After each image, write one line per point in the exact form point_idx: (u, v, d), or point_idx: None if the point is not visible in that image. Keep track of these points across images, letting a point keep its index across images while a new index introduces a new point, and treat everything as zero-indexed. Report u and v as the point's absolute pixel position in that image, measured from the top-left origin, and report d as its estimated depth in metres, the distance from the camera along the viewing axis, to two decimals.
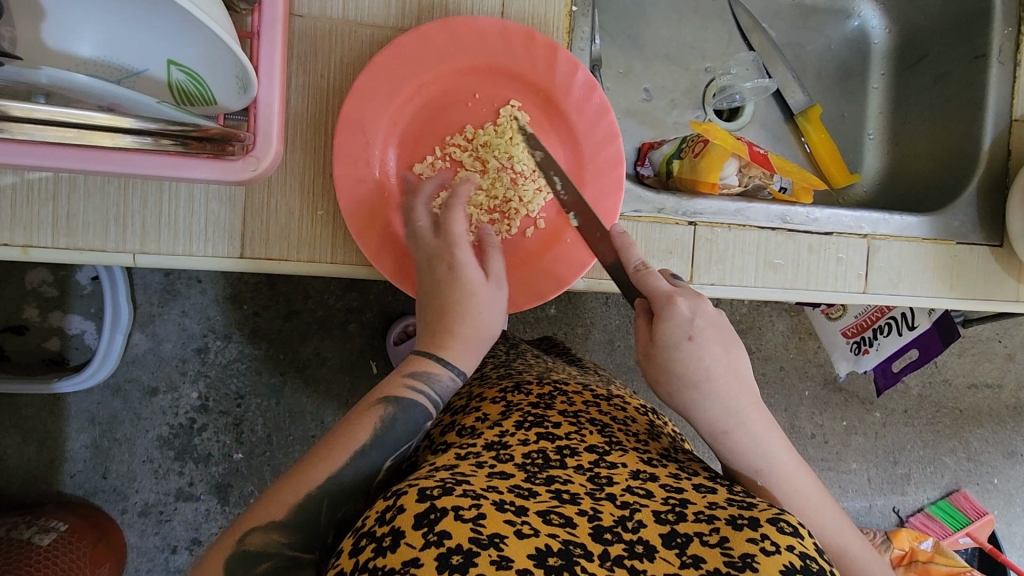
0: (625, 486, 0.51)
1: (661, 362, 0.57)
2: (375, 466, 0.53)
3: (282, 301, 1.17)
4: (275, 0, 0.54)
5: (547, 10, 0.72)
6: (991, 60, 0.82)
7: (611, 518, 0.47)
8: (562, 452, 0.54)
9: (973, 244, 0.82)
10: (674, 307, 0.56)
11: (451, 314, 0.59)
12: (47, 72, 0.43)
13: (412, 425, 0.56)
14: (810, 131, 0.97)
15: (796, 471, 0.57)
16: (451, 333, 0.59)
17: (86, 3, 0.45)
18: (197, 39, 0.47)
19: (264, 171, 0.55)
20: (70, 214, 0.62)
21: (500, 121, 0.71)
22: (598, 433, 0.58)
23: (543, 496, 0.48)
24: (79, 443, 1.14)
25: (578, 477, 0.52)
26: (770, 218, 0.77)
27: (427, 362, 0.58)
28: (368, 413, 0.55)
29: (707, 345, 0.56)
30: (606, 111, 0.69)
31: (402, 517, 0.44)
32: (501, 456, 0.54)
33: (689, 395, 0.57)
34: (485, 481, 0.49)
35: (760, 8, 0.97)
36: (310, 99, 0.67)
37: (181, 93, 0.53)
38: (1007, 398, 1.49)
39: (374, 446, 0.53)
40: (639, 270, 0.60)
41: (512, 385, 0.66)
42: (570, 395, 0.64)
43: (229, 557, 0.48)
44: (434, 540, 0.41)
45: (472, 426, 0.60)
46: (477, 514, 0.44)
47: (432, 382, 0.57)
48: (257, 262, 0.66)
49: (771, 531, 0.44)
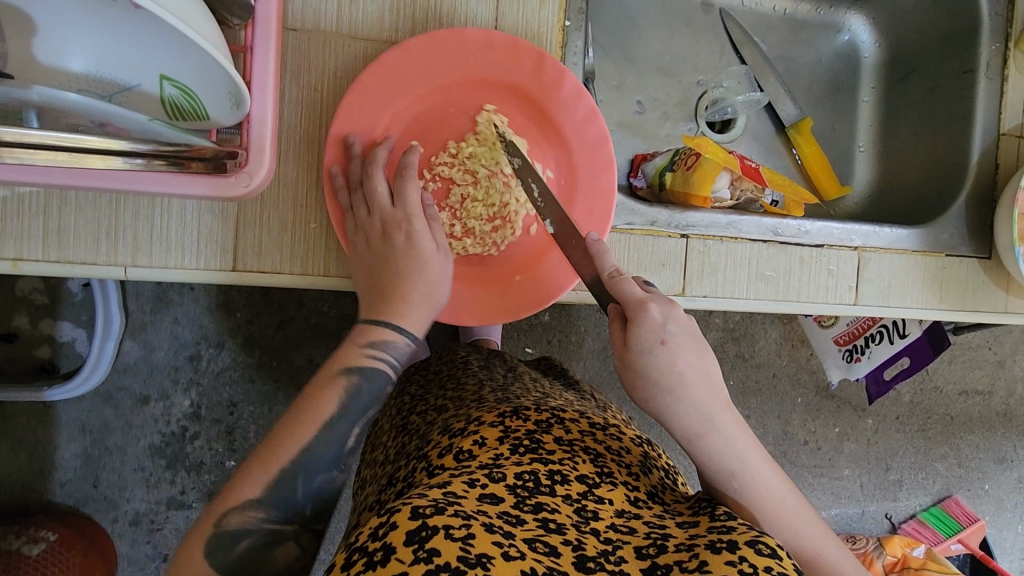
0: (609, 522, 0.53)
1: (636, 366, 0.56)
2: (345, 435, 0.55)
3: (275, 309, 1.17)
4: (270, 15, 0.54)
5: (540, 25, 0.73)
6: (979, 75, 0.84)
7: (594, 550, 0.49)
8: (554, 477, 0.55)
9: (962, 256, 0.83)
10: (645, 312, 0.56)
11: (399, 282, 0.62)
12: (38, 91, 0.42)
13: (376, 392, 0.57)
14: (802, 143, 0.97)
15: (770, 474, 0.57)
16: (402, 299, 0.61)
17: (79, 20, 0.46)
18: (190, 56, 0.47)
19: (257, 187, 0.55)
20: (62, 227, 0.61)
21: (478, 129, 0.70)
22: (591, 462, 0.59)
23: (530, 524, 0.49)
24: (69, 452, 1.13)
25: (566, 506, 0.53)
26: (762, 230, 0.78)
27: (380, 329, 0.60)
28: (330, 387, 0.56)
29: (679, 350, 0.56)
30: (594, 113, 0.70)
31: (394, 534, 0.44)
32: (493, 476, 0.54)
33: (663, 400, 0.56)
34: (476, 504, 0.49)
35: (751, 22, 0.98)
36: (303, 113, 0.67)
37: (175, 108, 0.53)
38: (997, 405, 1.50)
39: (339, 417, 0.55)
40: (613, 276, 0.59)
41: (510, 410, 0.64)
42: (567, 423, 0.64)
43: (207, 541, 0.49)
44: (423, 557, 0.42)
45: (470, 450, 0.59)
46: (467, 533, 0.44)
47: (390, 348, 0.59)
48: (250, 275, 0.66)
49: (750, 554, 0.46)
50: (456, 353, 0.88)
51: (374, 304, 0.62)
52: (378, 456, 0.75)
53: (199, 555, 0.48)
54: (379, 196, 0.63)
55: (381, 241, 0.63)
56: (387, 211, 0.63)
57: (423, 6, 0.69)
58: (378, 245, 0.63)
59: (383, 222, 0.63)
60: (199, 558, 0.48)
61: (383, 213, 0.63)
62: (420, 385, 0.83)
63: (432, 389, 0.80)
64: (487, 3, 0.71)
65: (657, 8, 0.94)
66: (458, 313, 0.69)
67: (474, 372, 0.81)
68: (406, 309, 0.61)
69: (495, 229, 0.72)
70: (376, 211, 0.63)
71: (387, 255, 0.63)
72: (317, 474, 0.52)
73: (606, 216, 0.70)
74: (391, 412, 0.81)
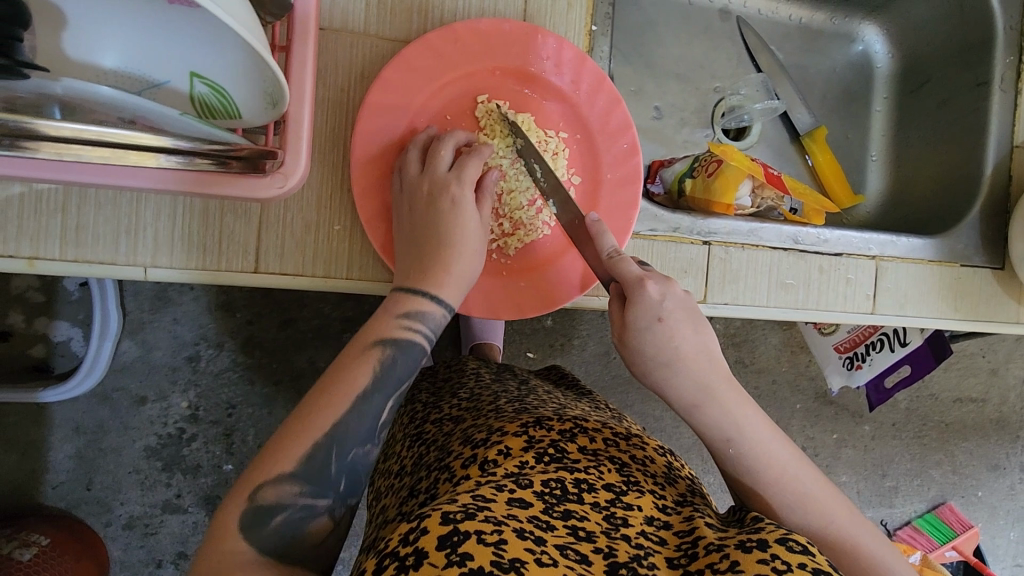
0: (639, 529, 0.52)
1: (634, 344, 0.57)
2: (378, 410, 0.53)
3: (278, 310, 1.15)
4: (307, 13, 0.54)
5: (567, 30, 0.72)
6: (993, 87, 0.84)
7: (626, 556, 0.48)
8: (581, 486, 0.54)
9: (976, 266, 0.84)
10: (644, 290, 0.56)
11: (443, 249, 0.60)
12: (64, 83, 0.41)
13: (409, 364, 0.56)
14: (816, 151, 0.98)
15: (769, 437, 0.56)
16: (445, 268, 0.60)
17: (108, 14, 0.44)
18: (225, 49, 0.46)
19: (291, 188, 0.54)
20: (80, 226, 0.60)
21: (482, 122, 0.69)
22: (616, 471, 0.58)
23: (560, 531, 0.48)
24: (63, 453, 1.11)
25: (595, 514, 0.51)
26: (781, 239, 0.78)
27: (418, 299, 0.58)
28: (367, 357, 0.54)
29: (677, 326, 0.56)
30: (618, 101, 0.69)
31: (425, 538, 0.43)
32: (520, 482, 0.52)
33: (661, 373, 0.57)
34: (506, 508, 0.48)
35: (767, 30, 0.98)
36: (329, 113, 0.66)
37: (204, 106, 0.52)
38: (990, 412, 1.51)
39: (374, 389, 0.53)
40: (611, 257, 0.59)
41: (531, 420, 0.63)
42: (591, 433, 0.63)
43: (243, 513, 0.47)
44: (456, 560, 0.41)
45: (494, 461, 0.57)
46: (499, 539, 0.44)
47: (425, 319, 0.58)
48: (271, 277, 0.65)
49: (782, 551, 0.45)
50: (466, 366, 0.88)
51: (413, 272, 0.60)
52: (393, 465, 0.74)
53: (234, 528, 0.47)
54: (441, 160, 0.64)
55: (425, 204, 0.62)
56: (439, 173, 0.63)
57: (452, 9, 0.69)
58: (423, 210, 0.62)
59: (432, 184, 0.62)
60: (234, 532, 0.46)
61: (435, 177, 0.63)
62: (431, 393, 0.82)
63: (444, 397, 0.79)
64: (515, 5, 0.70)
65: (673, 15, 0.94)
66: (490, 305, 0.69)
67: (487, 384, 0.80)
68: (447, 278, 0.60)
69: (538, 211, 0.71)
70: (428, 174, 0.63)
71: (431, 220, 0.61)
72: (350, 448, 0.51)
73: (634, 200, 0.69)
74: (404, 421, 0.80)
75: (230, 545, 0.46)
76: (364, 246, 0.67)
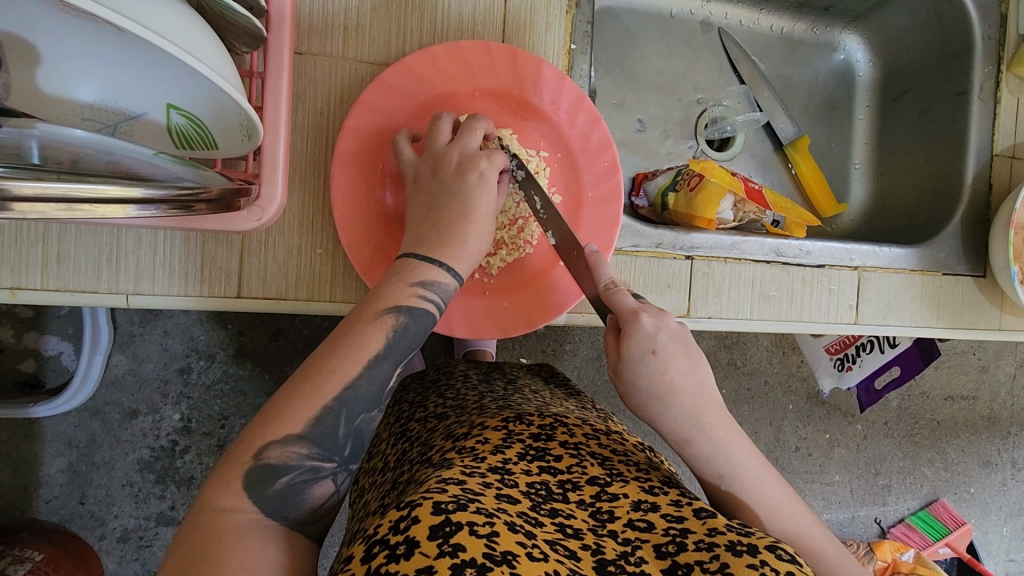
0: (625, 520, 0.51)
1: (629, 378, 0.57)
2: (387, 375, 0.54)
3: (268, 322, 1.15)
4: (281, 39, 0.54)
5: (546, 49, 0.73)
6: (972, 97, 0.85)
7: (614, 552, 0.48)
8: (564, 485, 0.55)
9: (959, 274, 0.85)
10: (638, 323, 0.56)
11: (463, 222, 0.62)
12: (40, 128, 0.43)
13: (421, 331, 0.56)
14: (799, 161, 0.98)
15: (764, 475, 0.57)
16: (462, 242, 0.61)
17: (82, 50, 0.45)
18: (203, 83, 0.48)
19: (268, 220, 0.56)
20: (62, 256, 0.61)
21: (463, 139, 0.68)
22: (599, 465, 0.58)
23: (549, 527, 0.49)
24: (55, 468, 1.11)
25: (580, 511, 0.52)
26: (763, 251, 0.79)
27: (433, 269, 0.59)
28: (379, 323, 0.54)
29: (671, 359, 0.57)
30: (596, 121, 0.70)
31: (417, 527, 0.42)
32: (506, 481, 0.53)
33: (655, 408, 0.57)
34: (495, 502, 0.48)
35: (749, 41, 0.99)
36: (309, 137, 0.66)
37: (181, 137, 0.53)
38: (982, 409, 1.52)
39: (385, 354, 0.54)
40: (609, 288, 0.59)
41: (512, 416, 0.64)
42: (571, 428, 0.64)
43: (248, 471, 0.47)
44: (448, 551, 0.41)
45: (473, 448, 0.58)
46: (491, 531, 0.43)
47: (438, 288, 0.58)
48: (253, 301, 0.65)
49: (771, 558, 0.45)
50: (454, 367, 0.87)
51: (429, 242, 0.60)
52: (375, 464, 0.73)
53: (239, 486, 0.47)
54: (472, 136, 0.64)
55: (450, 178, 0.63)
56: (469, 150, 0.64)
57: (431, 31, 0.69)
58: (448, 182, 0.63)
59: (461, 158, 0.63)
60: (238, 489, 0.47)
61: (465, 151, 0.64)
62: (417, 393, 0.82)
63: (431, 397, 0.78)
64: (494, 27, 0.71)
65: (654, 27, 0.95)
66: (471, 325, 0.69)
67: (474, 385, 0.80)
68: (463, 251, 0.61)
69: (519, 229, 0.71)
70: (456, 147, 0.64)
71: (456, 190, 0.62)
72: (359, 412, 0.52)
73: (614, 219, 0.70)
74: (389, 421, 0.79)
75: (201, 517, 0.45)
76: (345, 268, 0.68)
